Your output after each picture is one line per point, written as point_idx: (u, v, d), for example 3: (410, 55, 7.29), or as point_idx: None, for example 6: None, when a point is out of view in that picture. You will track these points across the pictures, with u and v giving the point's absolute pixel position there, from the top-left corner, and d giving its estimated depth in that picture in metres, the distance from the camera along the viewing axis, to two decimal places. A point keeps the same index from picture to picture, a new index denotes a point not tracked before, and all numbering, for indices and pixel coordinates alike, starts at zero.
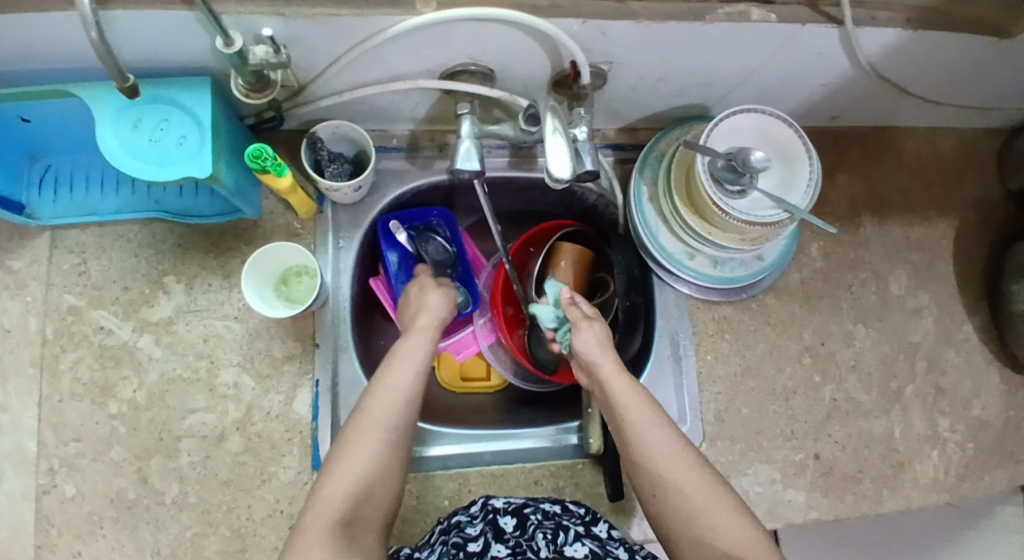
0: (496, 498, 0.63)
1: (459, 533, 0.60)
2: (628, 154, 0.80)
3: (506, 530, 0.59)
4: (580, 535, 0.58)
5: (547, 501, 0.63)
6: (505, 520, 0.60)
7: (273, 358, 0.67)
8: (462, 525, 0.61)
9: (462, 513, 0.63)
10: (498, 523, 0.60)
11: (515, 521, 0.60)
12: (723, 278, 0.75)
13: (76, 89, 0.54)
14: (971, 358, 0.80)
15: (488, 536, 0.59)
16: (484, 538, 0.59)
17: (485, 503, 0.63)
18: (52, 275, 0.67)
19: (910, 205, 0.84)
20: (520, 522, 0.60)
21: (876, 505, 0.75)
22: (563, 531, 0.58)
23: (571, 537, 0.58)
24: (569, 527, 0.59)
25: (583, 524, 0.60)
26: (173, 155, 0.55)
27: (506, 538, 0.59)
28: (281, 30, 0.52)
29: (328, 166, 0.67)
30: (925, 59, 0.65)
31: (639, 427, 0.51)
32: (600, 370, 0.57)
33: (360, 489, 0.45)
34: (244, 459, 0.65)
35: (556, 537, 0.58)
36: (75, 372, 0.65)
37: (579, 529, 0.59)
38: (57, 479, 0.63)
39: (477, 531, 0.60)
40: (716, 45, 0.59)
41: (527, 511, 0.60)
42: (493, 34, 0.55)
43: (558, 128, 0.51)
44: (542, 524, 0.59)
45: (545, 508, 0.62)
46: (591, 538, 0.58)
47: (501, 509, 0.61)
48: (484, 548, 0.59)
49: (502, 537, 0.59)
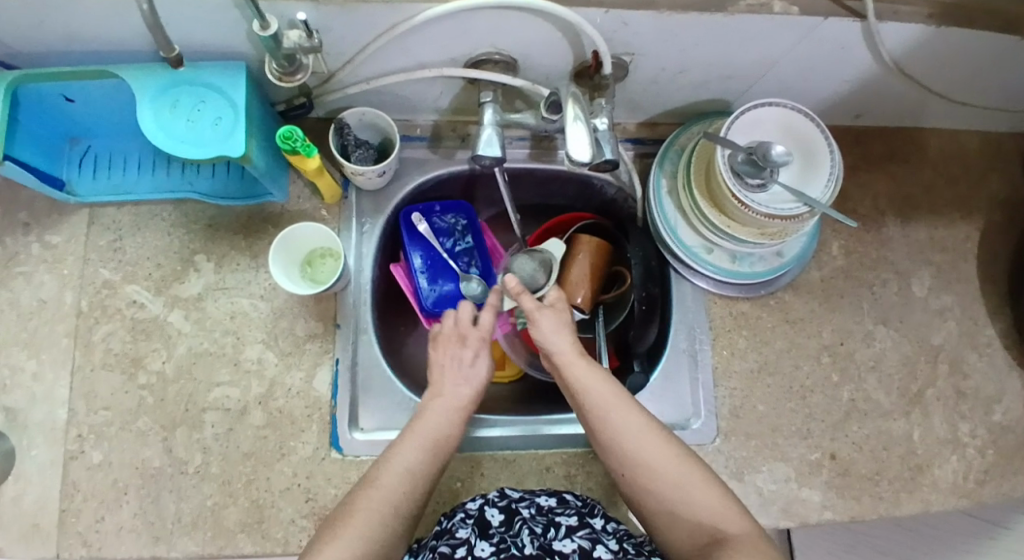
0: (490, 492, 0.64)
1: (447, 539, 0.58)
2: (648, 148, 0.81)
3: (493, 525, 0.60)
4: (571, 530, 0.59)
5: (544, 494, 0.65)
6: (493, 514, 0.61)
7: (296, 336, 0.69)
8: (453, 526, 0.60)
9: (456, 511, 0.63)
10: (485, 518, 0.60)
11: (503, 517, 0.60)
12: (741, 273, 0.74)
13: (120, 72, 0.57)
14: (995, 362, 0.79)
15: (473, 535, 0.58)
16: (470, 539, 0.58)
17: (481, 499, 0.63)
18: (89, 251, 0.70)
19: (934, 205, 0.83)
20: (507, 518, 0.60)
21: (894, 508, 0.73)
22: (554, 527, 0.60)
23: (562, 532, 0.59)
24: (560, 523, 0.60)
25: (576, 516, 0.61)
26: (208, 135, 0.57)
27: (492, 534, 0.59)
28: (313, 15, 0.54)
29: (354, 152, 0.70)
30: (950, 54, 0.64)
31: (602, 409, 0.54)
32: (560, 356, 0.59)
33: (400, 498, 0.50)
34: (265, 433, 0.66)
35: (545, 531, 0.59)
36: (107, 344, 0.68)
37: (571, 522, 0.60)
38: (87, 446, 0.66)
39: (465, 532, 0.59)
40: (737, 37, 0.60)
41: (518, 507, 0.62)
42: (518, 23, 0.56)
43: (579, 115, 0.52)
44: (531, 519, 0.61)
45: (540, 502, 0.63)
46: (582, 530, 0.59)
47: (491, 504, 0.62)
48: (470, 550, 0.57)
49: (487, 533, 0.59)
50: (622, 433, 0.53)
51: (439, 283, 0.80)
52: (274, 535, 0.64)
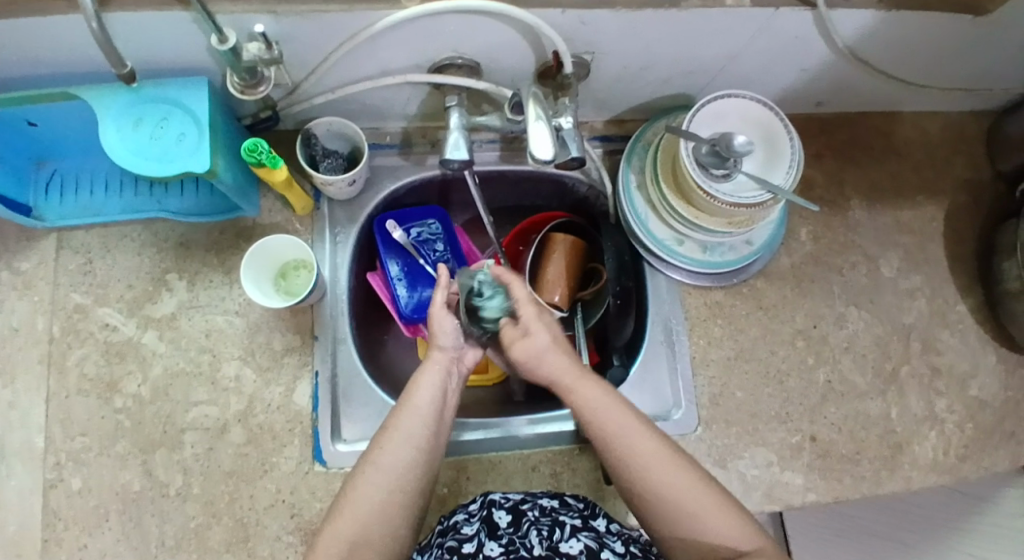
0: (495, 493, 0.65)
1: (454, 535, 0.60)
2: (617, 145, 0.82)
3: (501, 526, 0.60)
4: (576, 530, 0.59)
5: (545, 497, 0.65)
6: (501, 515, 0.62)
7: (273, 350, 0.69)
8: (458, 524, 0.62)
9: (461, 511, 0.64)
10: (493, 519, 0.61)
11: (510, 518, 0.61)
12: (712, 263, 0.76)
13: (80, 92, 0.57)
14: (966, 338, 0.81)
15: (482, 534, 0.59)
16: (479, 537, 0.59)
17: (484, 500, 0.64)
18: (58, 276, 0.70)
19: (898, 188, 0.85)
20: (514, 519, 0.61)
21: (876, 486, 0.75)
22: (559, 527, 0.60)
23: (567, 533, 0.59)
24: (565, 523, 0.60)
25: (581, 518, 0.62)
26: (172, 151, 0.57)
27: (501, 535, 0.60)
28: (272, 27, 0.54)
29: (323, 161, 0.70)
30: (903, 39, 0.66)
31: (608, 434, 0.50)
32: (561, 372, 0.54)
33: (389, 497, 0.47)
34: (246, 450, 0.66)
35: (551, 533, 0.59)
36: (81, 368, 0.67)
37: (575, 523, 0.61)
38: (65, 473, 0.65)
39: (472, 529, 0.60)
40: (694, 31, 0.61)
41: (524, 508, 0.62)
42: (477, 26, 0.57)
43: (540, 115, 0.53)
44: (538, 521, 0.61)
45: (543, 504, 0.63)
46: (587, 531, 0.59)
47: (498, 505, 0.63)
48: (477, 548, 0.58)
49: (496, 534, 0.60)
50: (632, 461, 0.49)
51: (418, 289, 0.79)
52: (261, 552, 0.63)
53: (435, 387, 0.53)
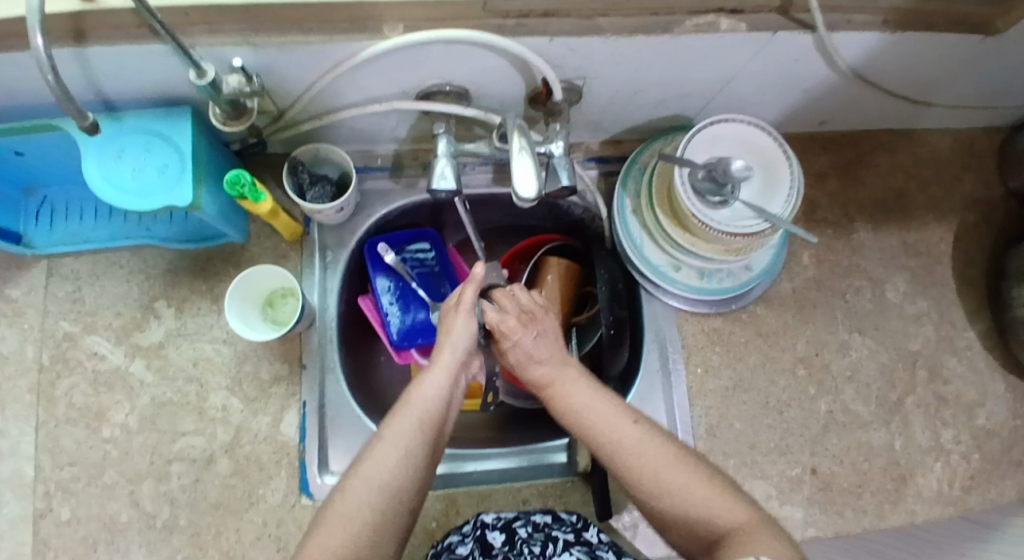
0: (487, 515, 0.64)
1: (448, 556, 0.59)
2: (613, 167, 0.80)
3: (495, 546, 0.60)
4: (568, 545, 0.60)
5: (538, 514, 0.65)
6: (494, 535, 0.61)
7: (260, 380, 0.68)
8: (451, 545, 0.61)
9: (454, 533, 0.63)
10: (486, 539, 0.61)
11: (504, 536, 0.61)
12: (711, 290, 0.74)
13: (61, 124, 0.56)
14: (976, 365, 0.78)
15: (476, 553, 0.59)
16: (472, 556, 0.59)
17: (477, 521, 0.64)
18: (48, 303, 0.69)
19: (905, 209, 0.82)
20: (508, 537, 0.61)
21: (880, 520, 0.72)
22: (552, 542, 0.60)
23: (560, 547, 0.59)
24: (557, 538, 0.60)
25: (573, 532, 0.62)
26: (154, 184, 0.56)
27: (495, 553, 0.60)
28: (252, 59, 0.53)
29: (311, 189, 0.68)
30: (910, 59, 0.63)
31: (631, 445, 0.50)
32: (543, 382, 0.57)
33: (377, 515, 0.45)
34: (231, 482, 0.65)
35: (544, 549, 0.59)
36: (70, 397, 0.67)
37: (568, 537, 0.61)
38: (54, 502, 0.64)
39: (465, 549, 0.60)
40: (688, 56, 0.59)
41: (517, 525, 0.62)
42: (463, 55, 0.55)
43: (524, 145, 0.52)
44: (530, 538, 0.61)
45: (536, 520, 0.63)
46: (579, 545, 0.60)
47: (491, 526, 0.62)
48: None
49: (490, 553, 0.59)
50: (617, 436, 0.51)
51: (411, 311, 0.79)
52: None
53: (435, 396, 0.53)
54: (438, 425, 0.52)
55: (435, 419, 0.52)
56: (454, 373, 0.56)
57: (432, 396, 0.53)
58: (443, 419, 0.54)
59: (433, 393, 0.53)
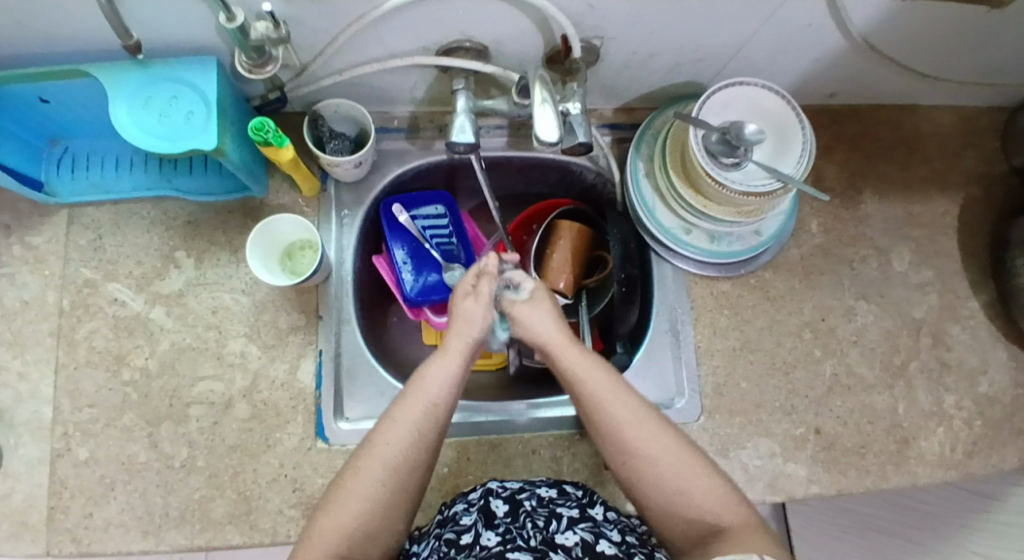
0: (492, 483, 0.64)
1: (452, 527, 0.59)
2: (626, 133, 0.82)
3: (498, 516, 0.60)
4: (573, 522, 0.59)
5: (543, 486, 0.64)
6: (498, 505, 0.61)
7: (278, 329, 0.70)
8: (457, 514, 0.61)
9: (460, 501, 0.63)
10: (490, 509, 0.61)
11: (507, 508, 0.61)
12: (720, 253, 0.75)
13: (92, 70, 0.58)
14: (978, 334, 0.79)
15: (479, 524, 0.59)
16: (476, 528, 0.59)
17: (483, 489, 0.64)
18: (70, 251, 0.71)
19: (911, 182, 0.83)
20: (512, 508, 0.61)
21: (881, 481, 0.74)
22: (556, 519, 0.59)
23: (564, 524, 0.59)
24: (562, 514, 0.60)
25: (578, 508, 0.61)
26: (181, 129, 0.57)
27: (498, 524, 0.59)
28: (280, 6, 0.54)
29: (330, 143, 0.70)
30: (918, 28, 0.65)
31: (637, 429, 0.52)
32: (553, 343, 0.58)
33: (388, 492, 0.48)
34: (250, 426, 0.67)
35: (547, 524, 0.59)
36: (91, 341, 0.68)
37: (573, 514, 0.60)
38: (73, 443, 0.66)
39: (469, 520, 0.60)
40: (704, 17, 0.60)
41: (521, 498, 0.62)
42: (485, 10, 0.57)
43: (546, 98, 0.53)
44: (534, 511, 0.60)
45: (541, 493, 0.63)
46: (583, 522, 0.59)
47: (495, 494, 0.62)
48: (475, 538, 0.58)
49: (493, 523, 0.59)
50: (613, 418, 0.52)
51: (423, 274, 0.80)
52: (263, 525, 0.64)
53: (445, 379, 0.53)
54: (450, 405, 0.53)
55: (446, 402, 0.52)
56: (466, 355, 0.55)
57: (444, 376, 0.53)
58: (455, 398, 0.53)
59: (445, 373, 0.53)
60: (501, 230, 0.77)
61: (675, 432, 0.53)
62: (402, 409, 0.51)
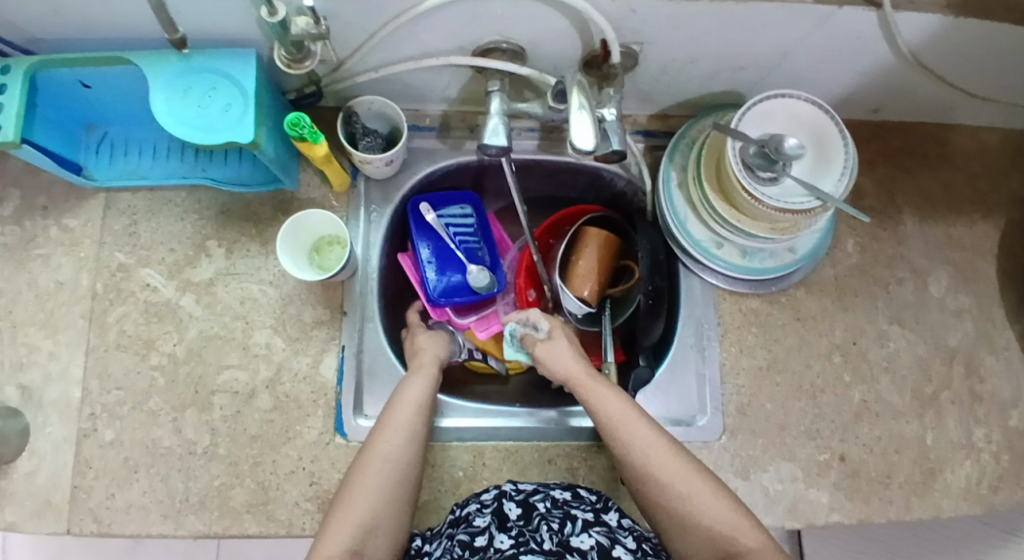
0: (508, 485, 0.63)
1: (466, 528, 0.59)
2: (660, 140, 0.80)
3: (511, 519, 0.59)
4: (588, 525, 0.58)
5: (557, 488, 0.64)
6: (510, 507, 0.60)
7: (303, 323, 0.70)
8: (470, 515, 0.61)
9: (473, 501, 0.63)
10: (503, 511, 0.60)
11: (520, 510, 0.60)
12: (750, 269, 0.74)
13: (133, 59, 0.58)
14: (1014, 365, 0.77)
15: (493, 526, 0.59)
16: (490, 530, 0.58)
17: (497, 490, 0.63)
18: (105, 235, 0.72)
19: (954, 204, 0.81)
20: (525, 511, 0.60)
21: (904, 512, 0.72)
22: (571, 521, 0.59)
23: (579, 527, 0.58)
24: (576, 517, 0.59)
25: (592, 512, 0.61)
26: (218, 121, 0.58)
27: (511, 527, 0.59)
28: (321, 2, 0.54)
29: (362, 140, 0.70)
30: (973, 47, 0.63)
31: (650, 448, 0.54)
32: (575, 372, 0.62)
33: (376, 511, 0.53)
34: (271, 417, 0.67)
35: (562, 527, 0.58)
36: (121, 325, 0.70)
37: (587, 517, 0.60)
38: (100, 425, 0.67)
39: (483, 521, 0.59)
40: (750, 25, 0.58)
41: (535, 500, 0.61)
42: (526, 12, 0.56)
43: (583, 104, 0.52)
44: (548, 514, 0.60)
45: (555, 496, 0.62)
46: (598, 526, 0.59)
47: (509, 497, 0.61)
48: (489, 541, 0.58)
49: (506, 526, 0.59)
50: (631, 439, 0.55)
51: (447, 274, 0.80)
52: (279, 517, 0.65)
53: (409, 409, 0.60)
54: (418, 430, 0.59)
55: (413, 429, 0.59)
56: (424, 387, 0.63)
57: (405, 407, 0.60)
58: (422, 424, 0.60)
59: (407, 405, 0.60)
60: (528, 235, 0.76)
61: (686, 454, 0.55)
62: (376, 440, 0.57)
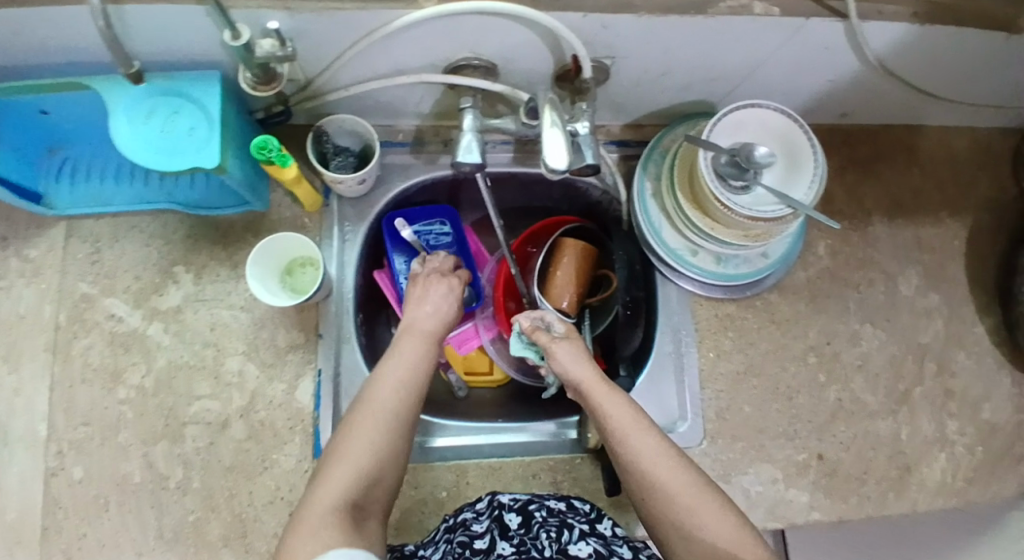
0: (503, 494, 0.62)
1: (465, 531, 0.59)
2: (634, 150, 0.81)
3: (511, 528, 0.59)
4: (584, 534, 0.59)
5: (552, 498, 0.63)
6: (510, 517, 0.60)
7: (277, 347, 0.68)
8: (467, 520, 0.61)
9: (468, 508, 0.62)
10: (503, 520, 0.59)
11: (520, 519, 0.59)
12: (726, 275, 0.75)
13: (91, 83, 0.56)
14: (982, 361, 0.79)
15: (493, 532, 0.59)
16: (490, 535, 0.59)
17: (491, 498, 0.62)
18: (67, 263, 0.69)
19: (920, 205, 0.83)
20: (524, 520, 0.59)
21: (882, 509, 0.73)
22: (568, 529, 0.58)
23: (576, 536, 0.58)
24: (573, 525, 0.59)
25: (588, 522, 0.61)
26: (183, 143, 0.56)
27: (512, 535, 0.58)
28: (286, 23, 0.52)
29: (334, 159, 0.69)
30: (935, 54, 0.64)
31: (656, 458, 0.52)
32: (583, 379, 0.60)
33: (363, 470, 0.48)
34: (247, 446, 0.66)
35: (560, 535, 0.58)
36: (87, 357, 0.67)
37: (584, 527, 0.60)
38: (67, 462, 0.65)
39: (481, 527, 0.60)
40: (719, 38, 0.59)
41: (532, 509, 0.60)
42: (496, 29, 0.56)
43: (555, 121, 0.51)
44: (546, 522, 0.59)
45: (551, 505, 0.62)
46: (594, 536, 0.59)
47: (506, 505, 0.61)
48: (490, 545, 0.58)
49: (507, 535, 0.58)
50: (635, 448, 0.53)
51: None
52: (258, 548, 0.63)
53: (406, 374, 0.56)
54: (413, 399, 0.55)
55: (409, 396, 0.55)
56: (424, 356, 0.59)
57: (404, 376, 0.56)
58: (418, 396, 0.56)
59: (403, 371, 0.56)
60: (505, 249, 0.76)
61: (693, 467, 0.53)
62: (369, 406, 0.53)
